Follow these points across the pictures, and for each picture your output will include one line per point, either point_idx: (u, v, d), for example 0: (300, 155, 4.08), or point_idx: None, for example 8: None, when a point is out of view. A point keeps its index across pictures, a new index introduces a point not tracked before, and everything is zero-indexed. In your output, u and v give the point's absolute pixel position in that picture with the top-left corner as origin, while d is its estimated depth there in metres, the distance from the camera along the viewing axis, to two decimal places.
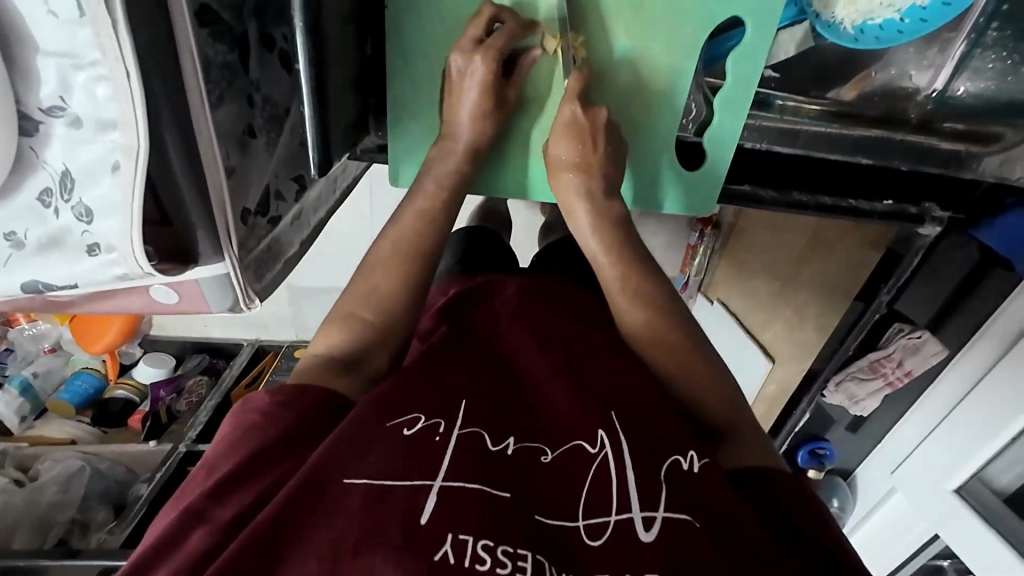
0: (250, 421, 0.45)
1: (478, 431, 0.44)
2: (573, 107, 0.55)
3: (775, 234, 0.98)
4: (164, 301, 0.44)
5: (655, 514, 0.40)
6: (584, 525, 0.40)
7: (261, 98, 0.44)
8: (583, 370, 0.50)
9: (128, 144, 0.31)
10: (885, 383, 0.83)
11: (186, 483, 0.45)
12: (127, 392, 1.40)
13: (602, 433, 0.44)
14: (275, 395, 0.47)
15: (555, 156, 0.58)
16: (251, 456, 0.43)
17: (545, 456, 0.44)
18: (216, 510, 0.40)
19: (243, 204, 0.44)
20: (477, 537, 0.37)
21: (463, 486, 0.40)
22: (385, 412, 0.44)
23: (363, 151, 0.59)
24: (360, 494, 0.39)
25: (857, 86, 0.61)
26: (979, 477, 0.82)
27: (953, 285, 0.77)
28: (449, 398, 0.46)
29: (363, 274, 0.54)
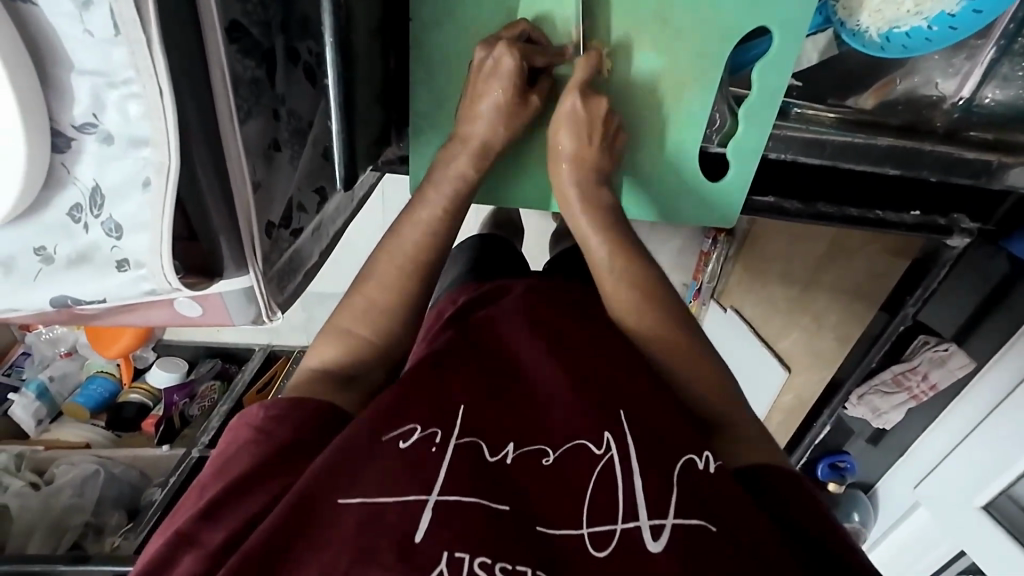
0: (244, 437, 0.45)
1: (475, 442, 0.43)
2: (573, 101, 0.54)
3: (794, 241, 0.94)
4: (188, 314, 0.44)
5: (665, 521, 0.39)
6: (589, 534, 0.39)
7: (286, 111, 0.44)
8: (589, 371, 0.48)
9: (159, 162, 0.31)
10: (909, 396, 0.82)
11: (179, 504, 0.45)
12: (140, 397, 1.42)
13: (609, 433, 0.43)
14: (269, 409, 0.46)
15: (558, 146, 0.57)
16: (243, 476, 0.42)
17: (548, 458, 0.43)
18: (207, 534, 0.40)
19: (268, 217, 0.43)
20: (474, 554, 0.37)
21: (461, 500, 0.39)
22: (380, 423, 0.43)
23: (385, 163, 0.58)
24: (353, 513, 0.39)
25: (880, 92, 0.60)
26: (1008, 494, 0.81)
27: (982, 295, 0.75)
28: (446, 406, 0.45)
29: (365, 287, 0.53)
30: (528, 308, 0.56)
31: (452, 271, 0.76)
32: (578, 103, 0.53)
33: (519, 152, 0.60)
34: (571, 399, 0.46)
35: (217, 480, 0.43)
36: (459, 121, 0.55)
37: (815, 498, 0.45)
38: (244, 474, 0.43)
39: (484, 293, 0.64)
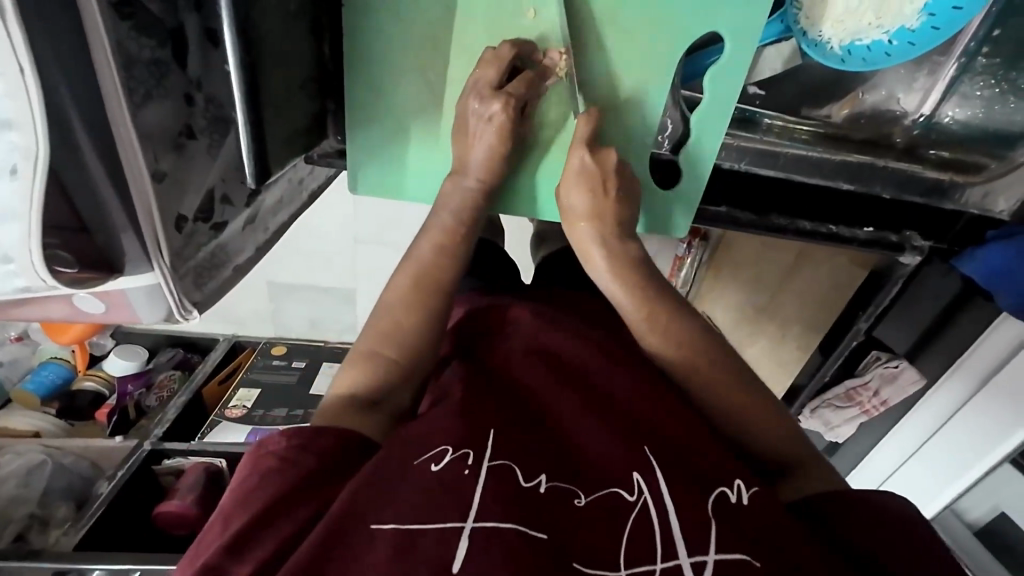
0: (267, 466, 0.44)
1: (509, 465, 0.43)
2: (581, 154, 0.53)
3: (764, 247, 0.88)
4: (90, 310, 0.42)
5: (707, 556, 0.39)
6: (629, 575, 0.39)
7: (202, 97, 0.42)
8: (613, 403, 0.50)
9: (25, 146, 0.28)
10: (861, 410, 0.82)
11: (197, 537, 0.44)
12: (96, 385, 1.36)
13: (637, 477, 0.43)
14: (292, 437, 0.46)
15: (570, 205, 0.55)
16: (267, 506, 0.42)
17: (579, 500, 0.43)
18: (237, 566, 0.40)
19: (179, 210, 0.41)
20: None
21: (497, 526, 0.39)
22: (412, 449, 0.44)
23: (322, 157, 0.56)
24: (389, 540, 0.38)
25: (849, 104, 0.60)
26: (953, 507, 0.83)
27: (936, 312, 0.74)
28: (478, 428, 0.46)
29: (382, 313, 0.52)
30: (550, 339, 0.56)
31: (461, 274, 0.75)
32: (585, 158, 0.52)
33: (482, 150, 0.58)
34: (604, 429, 0.47)
35: (240, 511, 0.42)
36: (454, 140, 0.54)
37: (855, 505, 0.44)
38: (271, 502, 0.42)
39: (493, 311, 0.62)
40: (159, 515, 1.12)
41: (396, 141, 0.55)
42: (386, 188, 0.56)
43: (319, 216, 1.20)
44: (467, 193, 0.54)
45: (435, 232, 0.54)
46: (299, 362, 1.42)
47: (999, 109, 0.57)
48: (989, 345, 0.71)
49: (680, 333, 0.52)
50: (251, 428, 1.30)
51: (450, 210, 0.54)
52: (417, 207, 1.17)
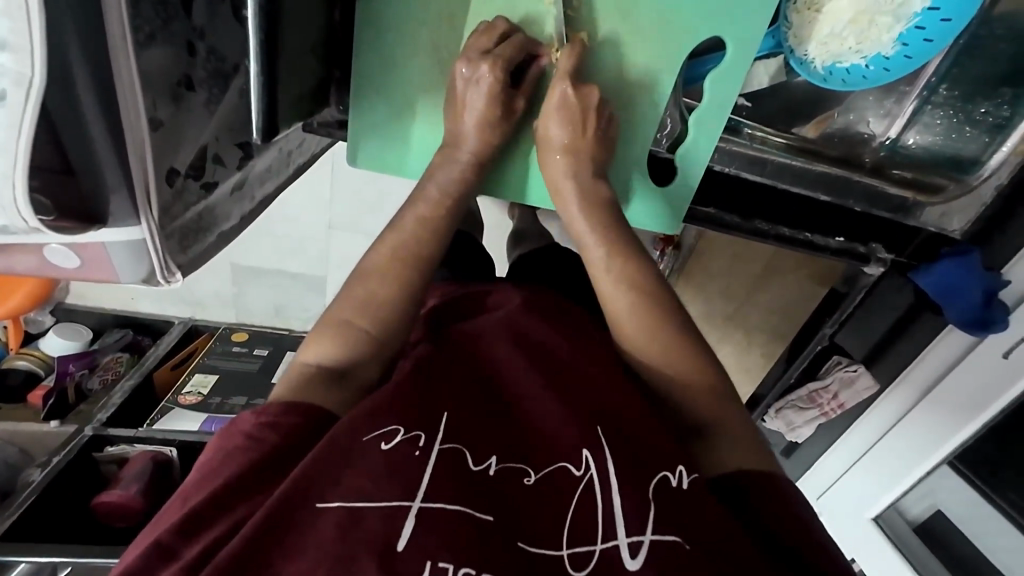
0: (232, 446, 0.43)
1: (458, 449, 0.44)
2: (564, 87, 0.51)
3: (736, 259, 0.91)
4: (62, 265, 0.38)
5: (643, 538, 0.40)
6: (568, 554, 0.41)
7: (204, 47, 0.39)
8: (572, 389, 0.50)
9: (18, 72, 0.26)
10: (821, 412, 0.86)
11: (158, 513, 0.43)
12: (29, 364, 1.25)
13: (587, 451, 0.45)
14: (260, 416, 0.45)
15: (548, 135, 0.54)
16: (226, 485, 0.41)
17: (529, 478, 0.44)
18: (187, 547, 0.39)
19: (171, 163, 0.38)
20: (457, 564, 0.37)
21: (444, 507, 0.40)
22: (363, 425, 0.44)
23: (322, 125, 0.54)
24: (335, 518, 0.39)
25: (819, 124, 0.65)
26: (895, 507, 0.88)
27: (890, 322, 0.80)
28: (429, 413, 0.45)
29: (361, 281, 0.51)
30: (514, 326, 0.56)
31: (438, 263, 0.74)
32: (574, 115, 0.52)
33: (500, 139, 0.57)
34: (558, 415, 0.47)
35: (199, 491, 0.41)
36: (447, 117, 0.53)
37: (780, 488, 0.46)
38: (221, 489, 0.40)
39: (469, 301, 0.62)
40: (97, 506, 1.04)
41: (401, 118, 0.54)
42: (381, 164, 0.55)
43: (296, 197, 1.15)
44: (467, 172, 0.53)
45: (429, 207, 0.53)
46: (261, 350, 1.35)
47: (956, 137, 0.63)
48: (937, 352, 0.77)
49: (660, 338, 0.51)
50: (206, 416, 1.23)
51: (440, 182, 0.53)
52: (399, 196, 1.15)
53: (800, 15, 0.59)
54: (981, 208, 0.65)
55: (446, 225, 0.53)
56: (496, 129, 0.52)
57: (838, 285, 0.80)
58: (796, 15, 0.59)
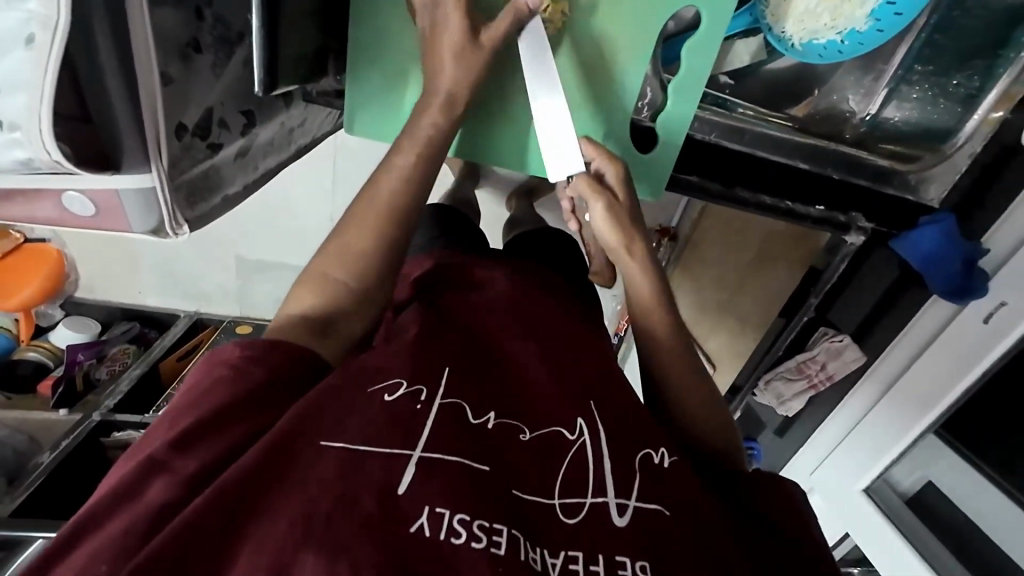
0: (217, 374, 0.45)
1: (459, 403, 0.47)
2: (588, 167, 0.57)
3: (727, 249, 0.97)
4: (80, 214, 0.41)
5: (628, 502, 0.45)
6: (561, 504, 0.44)
7: (210, 14, 0.43)
8: (568, 364, 0.54)
9: (46, 15, 0.29)
10: (809, 384, 0.88)
11: (143, 433, 0.45)
12: (39, 355, 1.28)
13: (580, 420, 0.48)
14: (244, 348, 0.46)
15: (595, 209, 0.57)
16: (212, 410, 0.42)
17: (523, 435, 0.47)
18: (179, 461, 0.41)
19: (180, 118, 0.41)
20: (455, 511, 0.40)
21: (442, 459, 0.42)
22: (367, 378, 0.47)
23: (320, 94, 0.57)
24: (336, 460, 0.41)
25: (807, 106, 0.69)
26: (885, 478, 0.88)
27: (876, 299, 0.83)
28: (432, 370, 0.48)
29: (342, 236, 0.51)
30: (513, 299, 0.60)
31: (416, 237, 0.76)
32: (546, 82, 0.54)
33: (488, 109, 0.60)
34: (551, 386, 0.51)
35: (186, 413, 0.43)
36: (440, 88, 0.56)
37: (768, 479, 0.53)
38: (214, 410, 0.42)
39: (464, 272, 0.65)
40: None
41: (393, 87, 0.57)
42: (377, 133, 0.58)
43: (298, 190, 1.18)
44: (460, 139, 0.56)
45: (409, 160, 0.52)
46: None
47: (933, 108, 0.66)
48: (923, 322, 0.78)
49: (634, 301, 0.58)
50: None
51: None
52: None
53: None
54: (957, 176, 0.68)
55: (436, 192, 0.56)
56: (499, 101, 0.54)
57: (817, 261, 0.81)
58: None
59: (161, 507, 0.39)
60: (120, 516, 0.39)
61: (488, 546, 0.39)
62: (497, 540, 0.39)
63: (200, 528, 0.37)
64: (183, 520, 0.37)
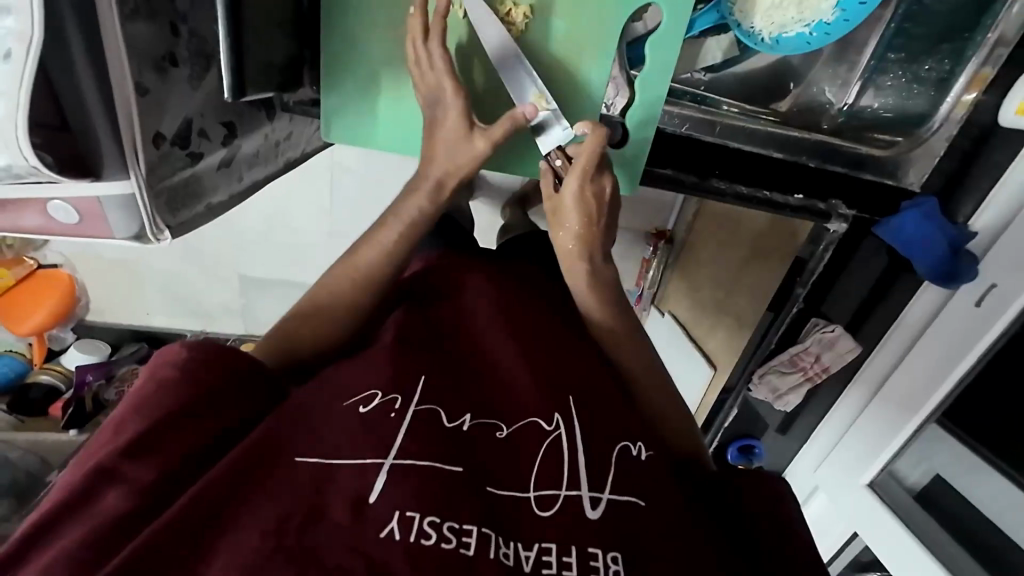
0: (163, 378, 0.45)
1: (434, 409, 0.46)
2: (579, 183, 0.54)
3: (722, 248, 1.02)
4: (64, 221, 0.44)
5: (601, 495, 0.44)
6: (535, 496, 0.43)
7: (186, 30, 0.45)
8: (552, 360, 0.53)
9: (21, 31, 0.32)
10: (805, 377, 0.87)
11: (87, 441, 0.44)
12: (52, 379, 1.28)
13: (558, 415, 0.48)
14: (186, 350, 0.47)
15: (564, 223, 0.56)
16: (166, 416, 0.43)
17: (502, 432, 0.48)
18: (133, 469, 0.41)
19: (157, 127, 0.43)
20: (424, 514, 0.39)
21: (413, 463, 0.42)
22: (342, 394, 0.47)
23: (296, 103, 0.61)
24: (309, 472, 0.41)
25: (791, 101, 0.69)
26: (891, 473, 0.86)
27: (867, 289, 0.82)
28: (409, 377, 0.48)
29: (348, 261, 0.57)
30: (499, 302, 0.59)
31: None
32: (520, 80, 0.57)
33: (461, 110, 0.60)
34: (527, 382, 0.50)
35: (133, 422, 0.43)
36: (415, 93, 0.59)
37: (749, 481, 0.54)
38: (164, 417, 0.43)
39: (449, 267, 0.63)
40: None
41: (369, 93, 0.59)
42: (355, 139, 0.60)
43: (296, 208, 1.18)
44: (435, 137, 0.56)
45: None
46: None
47: (908, 95, 0.67)
48: (916, 311, 0.78)
49: (606, 308, 0.59)
50: None
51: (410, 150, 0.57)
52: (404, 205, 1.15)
53: None
54: (935, 161, 0.68)
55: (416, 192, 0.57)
56: (467, 104, 0.54)
57: (800, 250, 0.80)
58: None
59: (116, 516, 0.39)
60: (73, 527, 0.38)
61: (457, 548, 0.38)
62: (466, 542, 0.39)
63: (164, 537, 0.37)
64: (152, 529, 0.37)
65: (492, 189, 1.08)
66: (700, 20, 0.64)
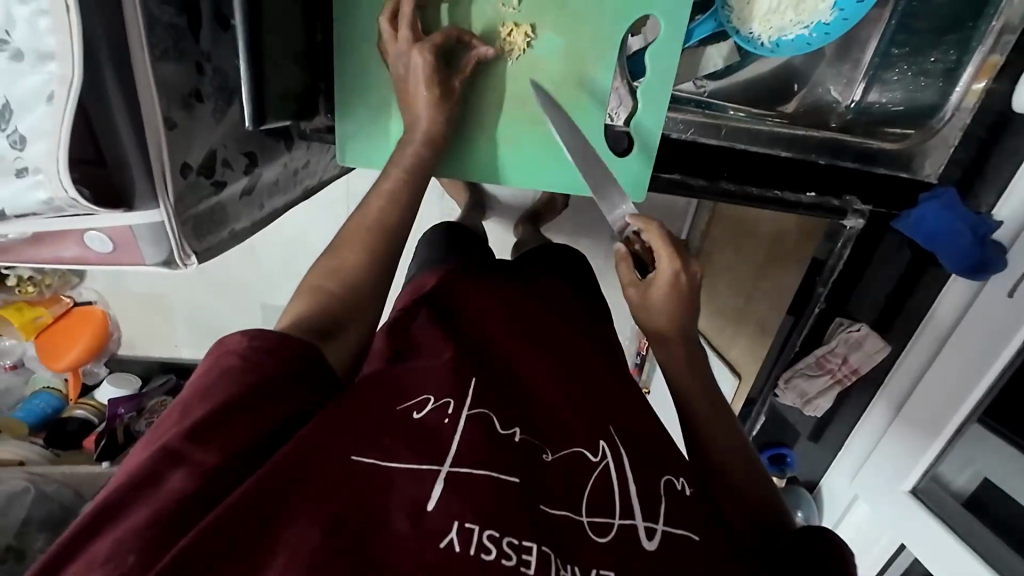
0: (228, 362, 0.42)
1: (487, 414, 0.47)
2: (675, 271, 0.57)
3: (738, 253, 1.01)
4: (100, 250, 0.47)
5: (656, 526, 0.44)
6: (590, 522, 0.43)
7: (210, 68, 0.49)
8: (567, 389, 0.54)
9: (62, 74, 0.34)
10: (832, 379, 0.84)
11: (158, 421, 0.42)
12: (86, 413, 1.34)
13: (603, 442, 0.49)
14: (251, 337, 0.43)
15: (652, 303, 0.58)
16: (229, 400, 0.40)
17: (548, 455, 0.47)
18: (196, 452, 0.38)
19: (184, 159, 0.46)
20: (483, 527, 0.39)
21: (472, 472, 0.42)
22: (396, 396, 0.47)
23: (313, 131, 0.62)
24: (365, 475, 0.40)
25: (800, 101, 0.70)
26: (934, 477, 0.82)
27: (892, 286, 0.80)
28: (463, 384, 0.49)
29: (337, 249, 0.51)
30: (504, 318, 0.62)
31: (418, 260, 0.80)
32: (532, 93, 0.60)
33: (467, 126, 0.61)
34: None
35: (201, 404, 0.40)
36: None
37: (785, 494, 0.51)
38: (224, 403, 0.39)
39: (464, 285, 0.66)
40: None
41: (380, 118, 0.61)
42: (367, 161, 0.62)
43: (315, 236, 1.22)
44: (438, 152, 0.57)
45: None
46: None
47: (917, 85, 0.68)
48: (944, 304, 0.76)
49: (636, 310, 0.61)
50: None
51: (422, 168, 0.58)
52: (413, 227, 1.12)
53: None
54: (950, 150, 0.67)
55: (388, 177, 0.55)
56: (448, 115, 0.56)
57: (818, 250, 0.78)
58: None
59: (177, 500, 0.36)
60: (136, 513, 0.35)
61: (518, 566, 0.38)
62: (527, 559, 0.38)
63: (230, 526, 0.35)
64: (211, 518, 0.34)
65: (503, 208, 1.09)
66: (697, 29, 0.65)
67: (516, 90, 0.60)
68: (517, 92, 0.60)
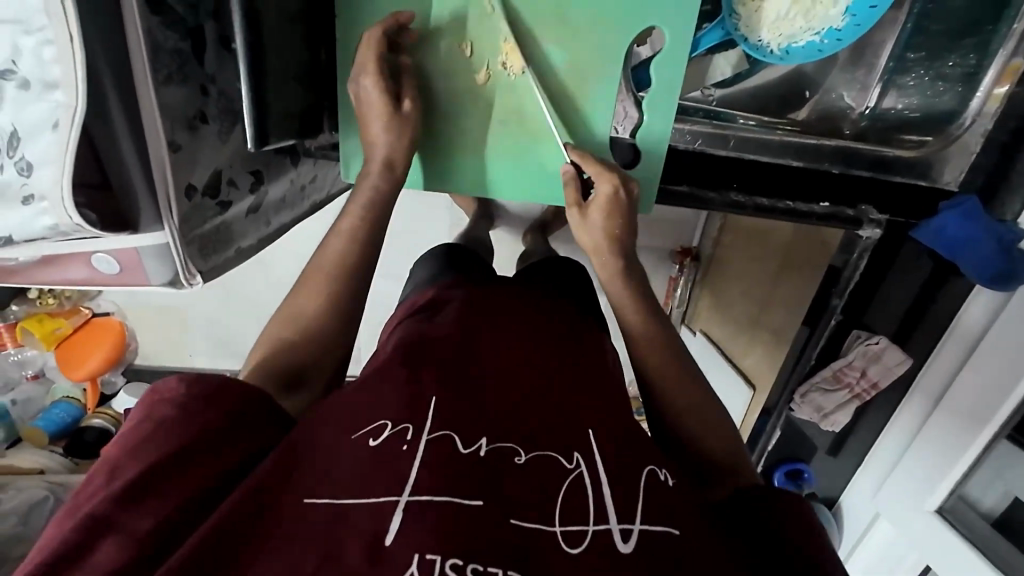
0: (159, 418, 0.45)
1: (449, 435, 0.46)
2: (614, 187, 0.58)
3: (750, 261, 0.99)
4: (107, 272, 0.48)
5: (632, 526, 0.42)
6: (562, 532, 0.41)
7: (215, 90, 0.49)
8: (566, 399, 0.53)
9: (67, 102, 0.35)
10: (851, 394, 0.83)
11: (77, 490, 0.43)
12: (104, 422, 1.34)
13: (577, 453, 0.46)
14: (184, 387, 0.47)
15: (591, 220, 0.60)
16: (164, 458, 0.42)
17: (520, 457, 0.45)
18: (131, 516, 0.40)
19: (189, 181, 0.46)
20: (445, 556, 0.37)
21: (432, 499, 0.40)
22: (352, 424, 0.46)
23: (317, 148, 0.63)
24: (321, 513, 0.40)
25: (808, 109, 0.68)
26: (960, 495, 0.78)
27: (913, 296, 0.77)
28: (421, 406, 0.48)
29: (300, 292, 0.57)
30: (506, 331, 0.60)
31: (415, 277, 0.79)
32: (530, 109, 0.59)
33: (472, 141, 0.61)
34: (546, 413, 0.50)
35: (132, 463, 0.42)
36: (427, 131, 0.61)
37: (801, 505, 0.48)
38: (158, 462, 0.42)
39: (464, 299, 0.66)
40: None
41: None
42: None
43: None
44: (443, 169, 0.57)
45: None
46: None
47: (932, 93, 0.64)
48: (972, 312, 0.73)
49: (636, 323, 0.60)
50: None
51: None
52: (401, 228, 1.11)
53: (745, 4, 0.60)
54: (970, 159, 0.64)
55: (360, 208, 0.58)
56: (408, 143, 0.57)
57: (833, 258, 0.76)
58: (743, 8, 0.61)
59: (112, 570, 0.38)
60: None
61: None
62: None
63: None
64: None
65: (511, 218, 1.08)
66: (704, 38, 0.64)
67: (519, 104, 0.59)
68: (521, 106, 0.59)
